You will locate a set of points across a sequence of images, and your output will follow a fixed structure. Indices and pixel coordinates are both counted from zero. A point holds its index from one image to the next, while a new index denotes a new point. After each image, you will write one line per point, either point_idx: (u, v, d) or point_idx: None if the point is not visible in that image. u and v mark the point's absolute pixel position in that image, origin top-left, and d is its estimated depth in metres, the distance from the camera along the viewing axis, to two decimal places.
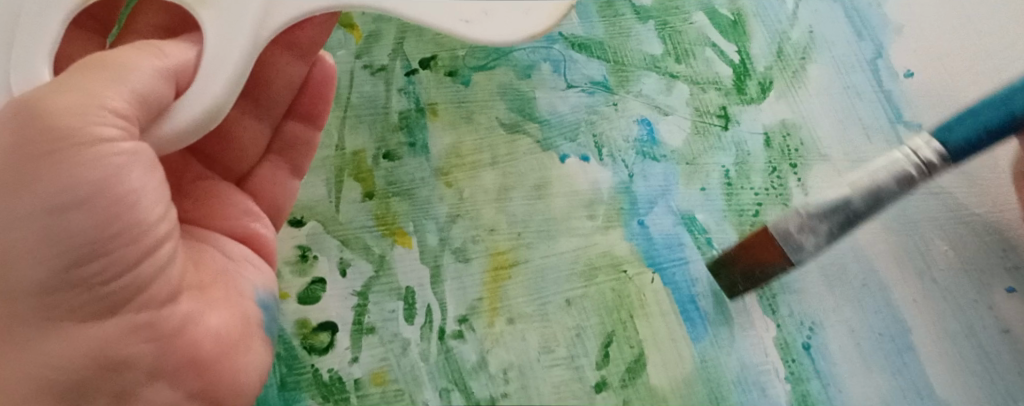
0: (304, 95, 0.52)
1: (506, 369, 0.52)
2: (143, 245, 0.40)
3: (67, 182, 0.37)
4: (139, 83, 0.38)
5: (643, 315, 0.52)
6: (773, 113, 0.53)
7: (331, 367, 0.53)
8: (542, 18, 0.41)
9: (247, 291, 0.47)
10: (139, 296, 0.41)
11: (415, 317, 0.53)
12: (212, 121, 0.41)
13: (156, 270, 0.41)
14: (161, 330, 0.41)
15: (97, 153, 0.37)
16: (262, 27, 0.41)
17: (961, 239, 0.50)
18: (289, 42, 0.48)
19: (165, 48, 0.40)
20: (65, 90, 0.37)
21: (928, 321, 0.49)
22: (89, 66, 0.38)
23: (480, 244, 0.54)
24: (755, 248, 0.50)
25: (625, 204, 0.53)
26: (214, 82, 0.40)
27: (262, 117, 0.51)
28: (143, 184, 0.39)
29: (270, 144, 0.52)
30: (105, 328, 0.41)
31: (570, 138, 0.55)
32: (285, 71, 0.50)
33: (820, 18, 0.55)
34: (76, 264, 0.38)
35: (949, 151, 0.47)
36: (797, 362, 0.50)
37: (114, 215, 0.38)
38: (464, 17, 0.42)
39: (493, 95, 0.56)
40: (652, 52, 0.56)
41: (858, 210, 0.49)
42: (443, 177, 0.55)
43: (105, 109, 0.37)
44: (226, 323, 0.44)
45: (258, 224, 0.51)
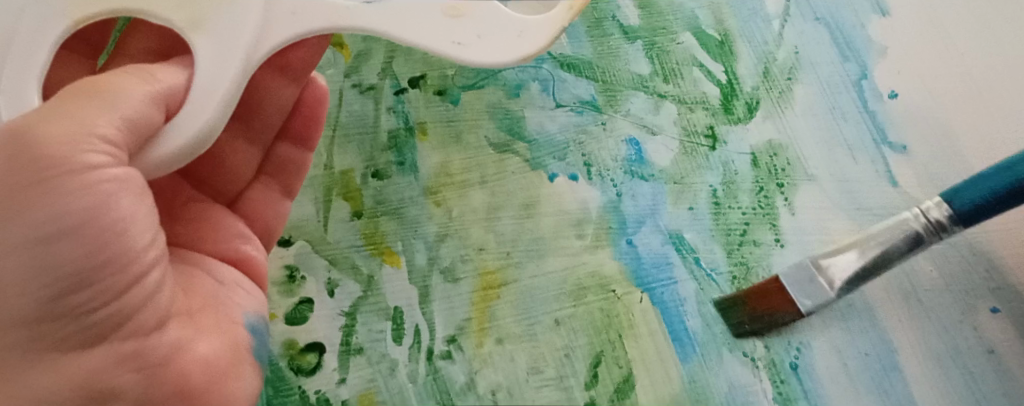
0: (297, 116, 0.52)
1: (494, 390, 0.52)
2: (132, 272, 0.40)
3: (56, 210, 0.37)
4: (128, 110, 0.38)
5: (631, 335, 0.52)
6: (761, 133, 0.54)
7: (317, 389, 0.53)
8: (535, 41, 0.42)
9: (237, 317, 0.47)
10: (126, 325, 0.41)
11: (403, 338, 0.53)
12: (202, 145, 0.41)
13: (143, 298, 0.41)
14: (148, 359, 0.41)
15: (86, 180, 0.37)
16: (255, 51, 0.41)
17: (946, 260, 0.50)
18: (281, 64, 0.48)
19: (158, 73, 0.40)
20: (53, 116, 0.37)
21: (912, 342, 0.49)
22: (79, 92, 0.38)
23: (469, 264, 0.54)
24: (766, 295, 0.50)
25: (613, 224, 0.54)
26: (204, 106, 0.40)
27: (255, 141, 0.51)
28: (133, 211, 0.39)
29: (263, 165, 0.52)
30: (92, 358, 0.40)
31: (559, 157, 0.55)
32: (277, 94, 0.50)
33: (805, 39, 0.55)
34: (63, 294, 0.38)
35: (958, 212, 0.47)
36: (785, 382, 0.50)
37: (102, 243, 0.38)
38: (458, 39, 0.42)
39: (481, 114, 0.56)
40: (640, 72, 0.56)
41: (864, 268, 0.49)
42: (432, 197, 0.55)
43: (94, 135, 0.37)
44: (216, 350, 0.44)
45: (250, 247, 0.51)
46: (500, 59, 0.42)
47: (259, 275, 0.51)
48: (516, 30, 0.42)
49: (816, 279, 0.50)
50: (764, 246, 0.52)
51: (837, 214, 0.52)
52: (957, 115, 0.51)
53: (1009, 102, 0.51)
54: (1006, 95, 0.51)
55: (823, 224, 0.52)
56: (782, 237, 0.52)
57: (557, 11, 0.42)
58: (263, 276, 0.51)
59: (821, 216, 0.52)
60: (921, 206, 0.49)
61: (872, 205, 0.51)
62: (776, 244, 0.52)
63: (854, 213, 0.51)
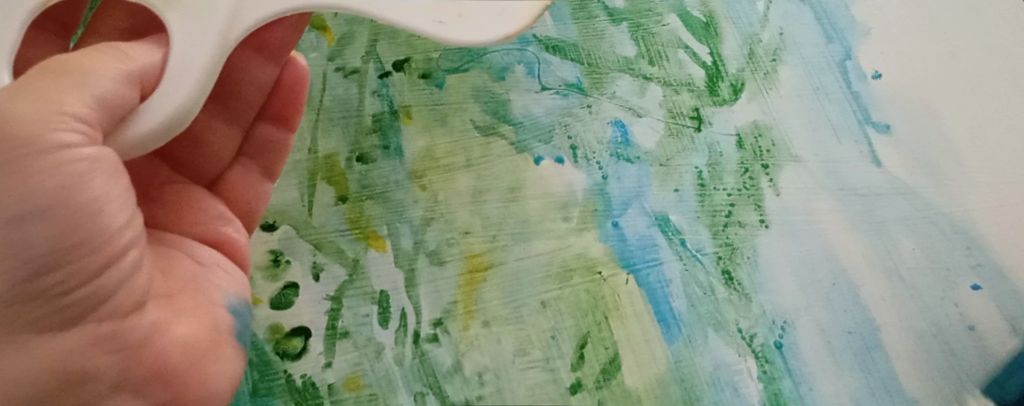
0: (276, 97, 0.50)
1: (481, 372, 0.52)
2: (106, 253, 0.39)
3: (27, 190, 0.36)
4: (101, 88, 0.37)
5: (617, 316, 0.52)
6: (746, 114, 0.54)
7: (303, 373, 0.53)
8: (517, 21, 0.39)
9: (218, 300, 0.46)
10: (103, 307, 0.40)
11: (388, 322, 0.53)
12: (179, 125, 0.40)
13: (120, 279, 0.40)
14: (124, 341, 0.41)
15: (58, 159, 0.37)
16: (231, 30, 0.40)
17: None
18: (259, 44, 0.48)
19: (131, 50, 0.39)
20: (21, 95, 0.36)
21: (893, 320, 0.50)
22: (49, 70, 0.37)
23: (455, 247, 0.54)
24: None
25: (599, 206, 0.54)
26: (180, 85, 0.40)
27: (232, 122, 0.50)
28: (106, 192, 0.38)
29: (241, 147, 0.51)
30: (67, 340, 0.40)
31: (544, 140, 0.55)
32: (256, 73, 0.48)
33: (789, 20, 0.55)
34: (38, 274, 0.38)
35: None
36: (770, 361, 0.51)
37: (74, 224, 0.38)
38: (440, 18, 0.39)
39: (466, 97, 0.56)
40: (625, 54, 0.56)
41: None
42: (417, 180, 0.55)
43: (66, 114, 0.36)
44: (196, 332, 0.44)
45: (231, 229, 0.50)
46: (478, 39, 0.39)
47: (239, 257, 0.50)
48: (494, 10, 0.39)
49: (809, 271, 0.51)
50: (749, 226, 0.52)
51: (821, 193, 0.52)
52: (938, 96, 0.52)
53: (988, 84, 0.51)
54: (984, 74, 0.52)
55: (807, 204, 0.52)
56: (767, 217, 0.52)
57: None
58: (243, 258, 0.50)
59: (806, 197, 0.52)
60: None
61: (857, 186, 0.52)
62: (761, 225, 0.52)
63: (839, 193, 0.52)
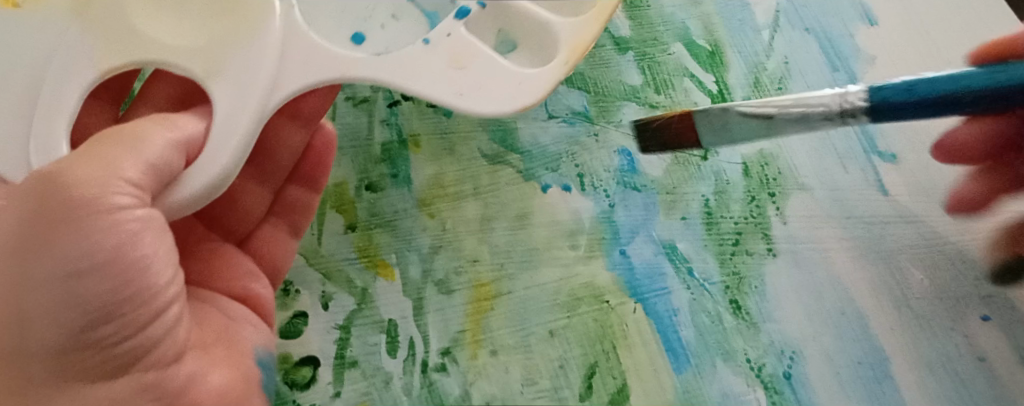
0: (306, 161, 0.54)
1: (489, 402, 0.50)
2: (152, 307, 0.42)
3: (86, 248, 0.38)
4: (153, 156, 0.40)
5: (625, 345, 0.51)
6: (752, 142, 0.55)
7: (312, 403, 0.51)
8: (531, 95, 0.45)
9: (247, 350, 0.49)
10: (147, 357, 0.43)
11: (397, 351, 0.51)
12: (216, 192, 0.43)
13: (163, 331, 0.43)
14: (165, 390, 0.43)
15: (113, 220, 0.39)
16: (270, 97, 0.44)
17: (831, 204, 0.49)
18: (293, 112, 0.52)
19: (179, 121, 0.42)
20: (83, 161, 0.39)
21: (902, 349, 0.50)
22: (105, 139, 0.40)
23: (463, 276, 0.53)
24: (678, 129, 0.49)
25: (606, 234, 0.54)
26: (222, 152, 0.43)
27: (266, 183, 0.55)
28: (155, 250, 0.41)
29: (273, 207, 0.55)
30: (114, 387, 0.42)
31: (552, 168, 0.56)
32: (287, 139, 0.53)
33: (793, 48, 0.58)
34: (92, 326, 0.40)
35: (892, 105, 0.44)
36: (779, 392, 0.50)
37: (127, 280, 0.40)
38: (458, 90, 0.45)
39: (474, 126, 0.57)
40: (631, 83, 0.58)
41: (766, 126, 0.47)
42: (426, 209, 0.55)
43: (120, 179, 0.39)
44: (228, 381, 0.46)
45: (258, 284, 0.53)
46: (499, 106, 0.45)
47: (263, 310, 0.52)
48: (517, 80, 0.45)
49: (820, 302, 0.51)
50: (756, 255, 0.52)
51: (827, 222, 0.52)
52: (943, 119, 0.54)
53: None
54: None
55: (814, 233, 0.52)
56: (774, 246, 0.52)
57: (552, 65, 0.46)
58: (269, 309, 0.52)
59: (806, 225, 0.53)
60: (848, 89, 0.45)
61: (864, 215, 0.52)
62: (768, 253, 0.52)
63: (845, 221, 0.52)
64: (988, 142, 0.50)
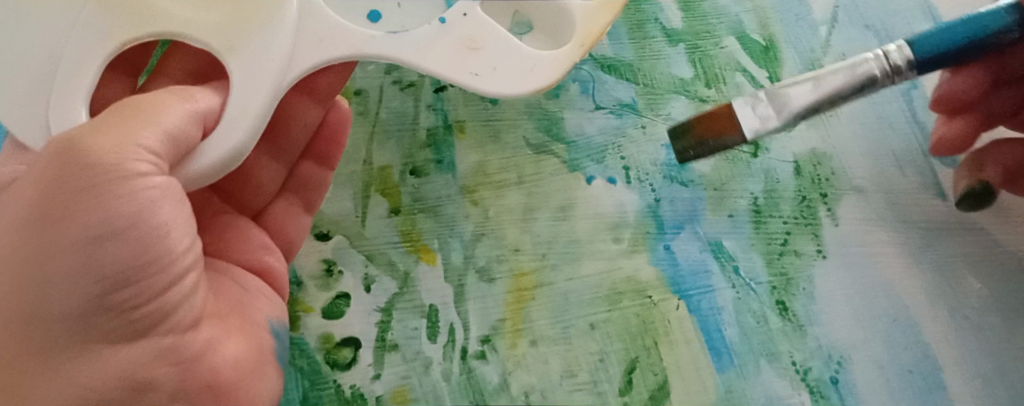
0: (319, 139, 0.55)
1: (527, 392, 0.50)
2: (171, 273, 0.40)
3: (106, 213, 0.38)
4: (172, 125, 0.39)
5: (667, 341, 0.51)
6: (804, 140, 0.54)
7: (353, 383, 0.51)
8: (548, 74, 0.47)
9: (261, 321, 0.48)
10: (164, 322, 0.41)
11: (437, 336, 0.51)
12: (233, 163, 0.43)
13: (180, 298, 0.41)
14: (183, 355, 0.42)
15: (131, 188, 0.38)
16: (285, 77, 0.44)
17: (875, 75, 0.48)
18: (309, 89, 0.53)
19: (197, 94, 0.42)
20: (101, 130, 0.38)
21: (954, 359, 0.49)
22: (124, 109, 0.39)
23: (504, 265, 0.53)
24: (716, 119, 0.49)
25: (651, 228, 0.53)
26: (239, 125, 0.43)
27: (279, 158, 0.55)
28: (174, 217, 0.40)
29: (285, 184, 0.56)
30: (130, 352, 0.41)
31: (597, 160, 0.55)
32: (302, 116, 0.54)
33: (852, 46, 0.57)
34: (112, 289, 0.39)
35: (918, 58, 0.47)
36: (824, 396, 0.49)
37: (147, 244, 0.39)
38: (475, 70, 0.46)
39: (520, 114, 0.57)
40: (682, 76, 0.57)
41: (816, 100, 0.49)
42: (469, 196, 0.55)
43: (140, 147, 0.38)
44: (242, 352, 0.45)
45: (271, 257, 0.53)
46: (512, 89, 0.46)
47: (278, 284, 0.52)
48: (529, 65, 0.47)
49: (871, 304, 0.50)
50: (806, 256, 0.51)
51: (881, 226, 0.52)
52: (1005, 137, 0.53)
53: None
54: None
55: (865, 236, 0.51)
56: (824, 248, 0.51)
57: (564, 51, 0.47)
58: (283, 285, 0.52)
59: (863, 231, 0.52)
60: (883, 48, 0.48)
61: (919, 220, 0.51)
62: (818, 255, 0.51)
63: (900, 225, 0.51)
64: (976, 90, 0.50)
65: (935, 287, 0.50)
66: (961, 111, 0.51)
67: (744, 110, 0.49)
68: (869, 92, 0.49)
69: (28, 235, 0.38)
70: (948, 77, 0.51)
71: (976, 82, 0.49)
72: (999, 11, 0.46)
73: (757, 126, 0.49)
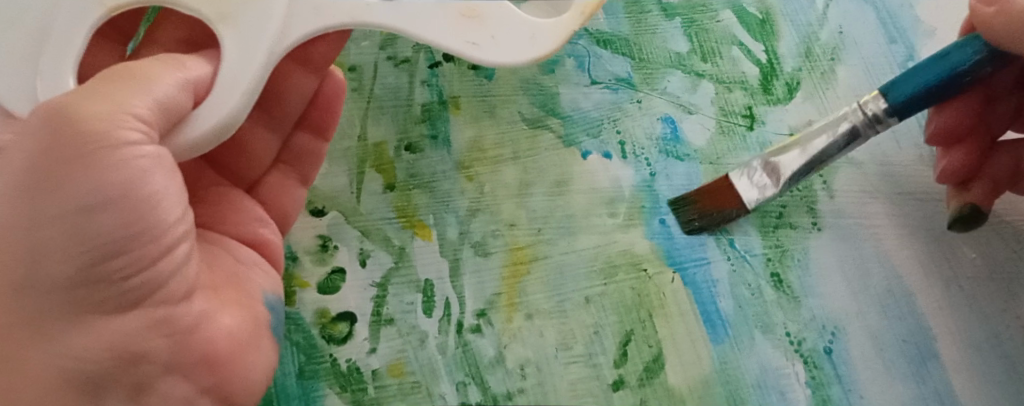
0: (315, 109, 0.53)
1: (522, 365, 0.50)
2: (163, 243, 0.40)
3: (94, 183, 0.37)
4: (162, 94, 0.39)
5: (662, 314, 0.51)
6: (799, 114, 0.54)
7: (348, 357, 0.51)
8: (547, 45, 0.45)
9: (257, 295, 0.48)
10: (157, 293, 0.41)
11: (433, 310, 0.51)
12: (226, 132, 0.43)
13: (174, 268, 0.41)
14: (176, 326, 0.42)
15: (121, 156, 0.38)
16: (279, 43, 0.44)
17: (856, 131, 0.50)
18: (303, 57, 0.49)
19: (188, 63, 0.41)
20: (90, 97, 0.38)
21: (950, 329, 0.49)
22: (113, 76, 0.39)
23: (500, 239, 0.53)
24: (716, 193, 0.52)
25: (646, 202, 0.53)
26: (232, 92, 0.42)
27: (273, 128, 0.52)
28: (166, 187, 0.40)
29: (280, 155, 0.53)
30: (125, 321, 0.41)
31: (592, 134, 0.55)
32: (298, 85, 0.50)
33: (849, 19, 0.56)
34: (103, 260, 0.39)
35: (892, 105, 0.48)
36: (818, 366, 0.49)
37: (137, 215, 0.38)
38: (473, 40, 0.45)
39: (515, 89, 0.56)
40: (677, 50, 0.57)
41: (806, 164, 0.51)
42: (464, 171, 0.54)
43: (129, 114, 0.38)
44: (238, 323, 0.45)
45: (267, 230, 0.51)
46: (512, 61, 0.45)
47: (272, 256, 0.51)
48: (528, 33, 0.45)
49: (871, 274, 0.50)
50: (800, 229, 0.52)
51: (877, 198, 0.52)
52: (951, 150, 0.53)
53: None
54: None
55: (863, 207, 0.52)
56: (819, 220, 0.52)
57: (566, 18, 0.45)
58: (279, 257, 0.51)
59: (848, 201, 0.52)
60: (860, 101, 0.50)
61: (914, 190, 0.52)
62: (813, 228, 0.52)
63: (896, 197, 0.52)
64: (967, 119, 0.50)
65: (929, 258, 0.51)
66: (958, 141, 0.51)
67: (740, 182, 0.52)
68: (854, 145, 0.51)
69: (18, 206, 0.38)
70: (937, 113, 0.51)
71: (964, 112, 0.50)
72: (969, 44, 0.46)
73: (755, 198, 0.51)
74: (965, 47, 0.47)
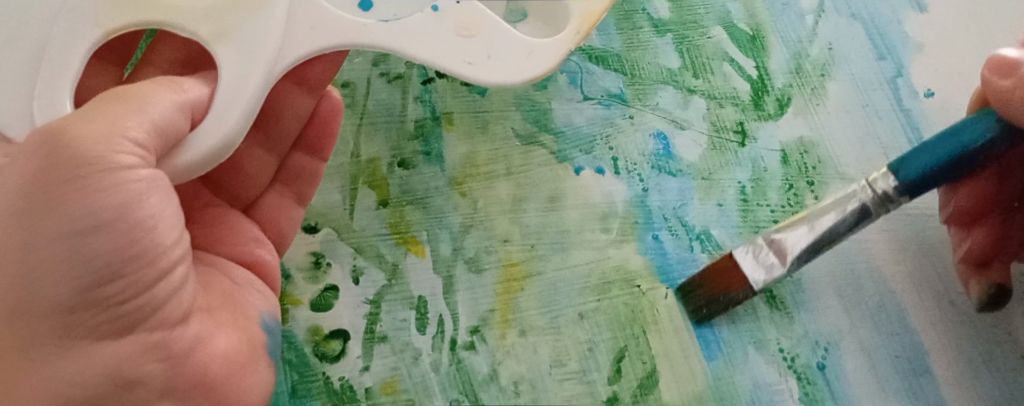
0: (311, 128, 0.52)
1: (516, 382, 0.50)
2: (158, 267, 0.40)
3: (90, 206, 0.37)
4: (159, 115, 0.39)
5: (655, 330, 0.51)
6: (792, 129, 0.55)
7: (341, 375, 0.51)
8: (545, 63, 0.46)
9: (253, 315, 0.47)
10: (152, 317, 0.41)
11: (426, 327, 0.51)
12: (222, 154, 0.43)
13: (169, 292, 0.41)
14: (171, 349, 0.41)
15: (117, 180, 0.38)
16: (277, 63, 0.44)
17: (866, 209, 0.48)
18: (300, 77, 0.50)
19: (185, 84, 0.41)
20: (86, 119, 0.38)
21: (941, 344, 0.49)
22: (110, 99, 0.39)
23: (494, 255, 0.53)
24: (722, 274, 0.50)
25: (639, 218, 0.53)
26: (230, 115, 0.42)
27: (270, 149, 0.52)
28: (160, 210, 0.40)
29: (277, 174, 0.53)
30: (120, 347, 0.40)
31: (585, 150, 0.55)
32: (294, 104, 0.51)
33: (838, 34, 0.57)
34: (97, 284, 0.39)
35: (903, 183, 0.47)
36: (811, 382, 0.49)
37: (133, 238, 0.38)
38: (469, 59, 0.45)
39: (507, 105, 0.57)
40: (669, 66, 0.57)
41: (814, 242, 0.49)
42: (457, 187, 0.54)
43: (125, 138, 0.38)
44: (233, 345, 0.44)
45: (264, 250, 0.51)
46: (507, 78, 0.45)
47: (269, 278, 0.51)
48: (524, 51, 0.45)
49: (864, 288, 0.51)
50: None
51: None
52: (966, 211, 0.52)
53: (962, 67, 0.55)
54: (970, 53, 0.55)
55: None
56: None
57: (561, 37, 0.46)
58: (275, 278, 0.51)
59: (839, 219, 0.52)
60: (868, 178, 0.48)
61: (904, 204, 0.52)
62: None
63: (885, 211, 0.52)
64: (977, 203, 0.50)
65: (919, 272, 0.51)
66: (976, 223, 0.50)
67: (746, 261, 0.50)
68: (864, 224, 0.49)
69: (13, 230, 0.38)
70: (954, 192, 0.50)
71: (977, 195, 0.50)
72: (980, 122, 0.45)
73: (764, 278, 0.50)
74: (979, 123, 0.45)
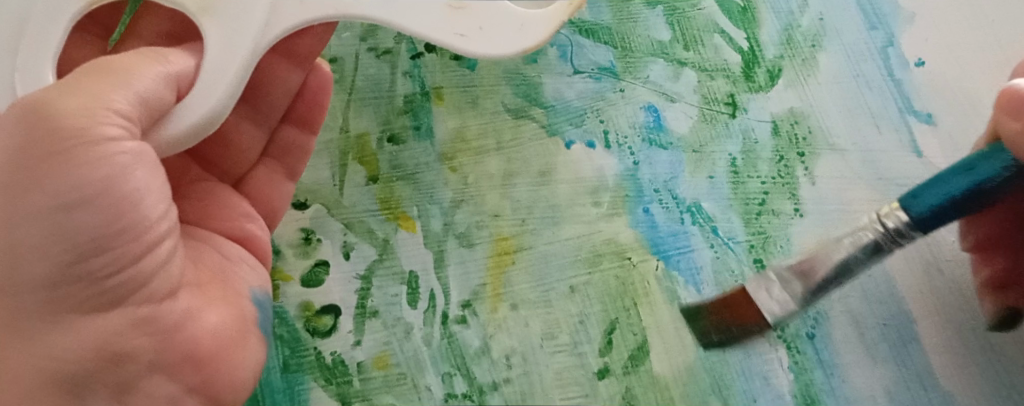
0: (300, 102, 0.52)
1: (507, 355, 0.51)
2: (145, 242, 0.40)
3: (72, 180, 0.37)
4: (143, 87, 0.38)
5: (646, 303, 0.51)
6: (782, 101, 0.54)
7: (333, 350, 0.51)
8: (536, 37, 0.44)
9: (244, 291, 0.47)
10: (140, 291, 0.41)
11: (417, 302, 0.52)
12: (208, 127, 0.42)
13: (156, 267, 0.41)
14: (160, 324, 0.42)
15: (101, 153, 0.37)
16: (263, 37, 0.43)
17: (878, 244, 0.47)
18: (289, 51, 0.49)
19: (169, 55, 0.41)
20: (68, 92, 0.37)
21: (930, 312, 0.50)
22: (94, 70, 0.38)
23: (484, 230, 0.53)
24: (735, 307, 0.49)
25: (629, 191, 0.53)
26: (214, 88, 0.41)
27: (260, 123, 0.51)
28: (147, 184, 0.39)
29: (267, 149, 0.52)
30: (108, 320, 0.41)
31: (576, 124, 0.55)
32: (283, 78, 0.50)
33: (829, 5, 0.56)
34: (83, 258, 0.38)
35: (914, 218, 0.46)
36: (801, 351, 0.50)
37: (118, 212, 0.38)
38: (460, 31, 0.44)
39: (498, 79, 0.56)
40: (660, 38, 0.56)
41: (827, 277, 0.48)
42: (448, 162, 0.54)
43: (110, 110, 0.37)
44: (224, 320, 0.44)
45: (254, 225, 0.51)
46: (499, 51, 0.44)
47: (261, 252, 0.51)
48: (516, 24, 0.44)
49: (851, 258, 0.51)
50: (783, 216, 0.52)
51: (857, 183, 0.52)
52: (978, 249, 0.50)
53: (970, 46, 0.54)
54: (978, 32, 0.54)
55: (843, 193, 0.52)
56: (802, 207, 0.52)
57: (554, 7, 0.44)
58: (267, 252, 0.51)
59: (826, 197, 0.52)
60: (877, 213, 0.48)
61: (894, 176, 0.52)
62: (796, 214, 0.52)
63: (876, 183, 0.52)
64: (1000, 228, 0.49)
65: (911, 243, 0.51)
66: (990, 249, 0.49)
67: (759, 296, 0.48)
68: (877, 259, 0.48)
69: None
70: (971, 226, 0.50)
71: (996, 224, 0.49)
72: (994, 158, 0.45)
73: (778, 313, 0.48)
74: (991, 158, 0.45)
